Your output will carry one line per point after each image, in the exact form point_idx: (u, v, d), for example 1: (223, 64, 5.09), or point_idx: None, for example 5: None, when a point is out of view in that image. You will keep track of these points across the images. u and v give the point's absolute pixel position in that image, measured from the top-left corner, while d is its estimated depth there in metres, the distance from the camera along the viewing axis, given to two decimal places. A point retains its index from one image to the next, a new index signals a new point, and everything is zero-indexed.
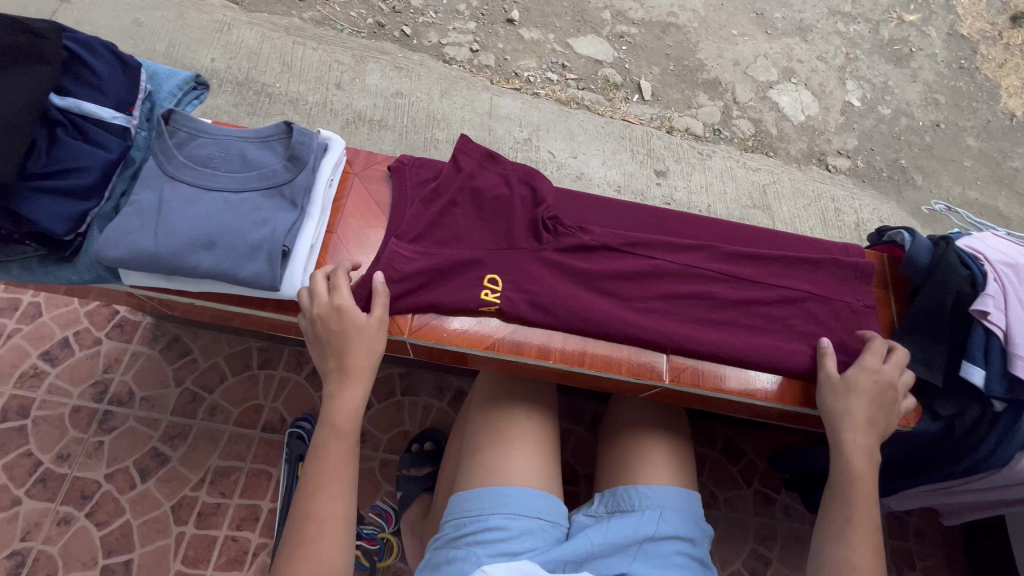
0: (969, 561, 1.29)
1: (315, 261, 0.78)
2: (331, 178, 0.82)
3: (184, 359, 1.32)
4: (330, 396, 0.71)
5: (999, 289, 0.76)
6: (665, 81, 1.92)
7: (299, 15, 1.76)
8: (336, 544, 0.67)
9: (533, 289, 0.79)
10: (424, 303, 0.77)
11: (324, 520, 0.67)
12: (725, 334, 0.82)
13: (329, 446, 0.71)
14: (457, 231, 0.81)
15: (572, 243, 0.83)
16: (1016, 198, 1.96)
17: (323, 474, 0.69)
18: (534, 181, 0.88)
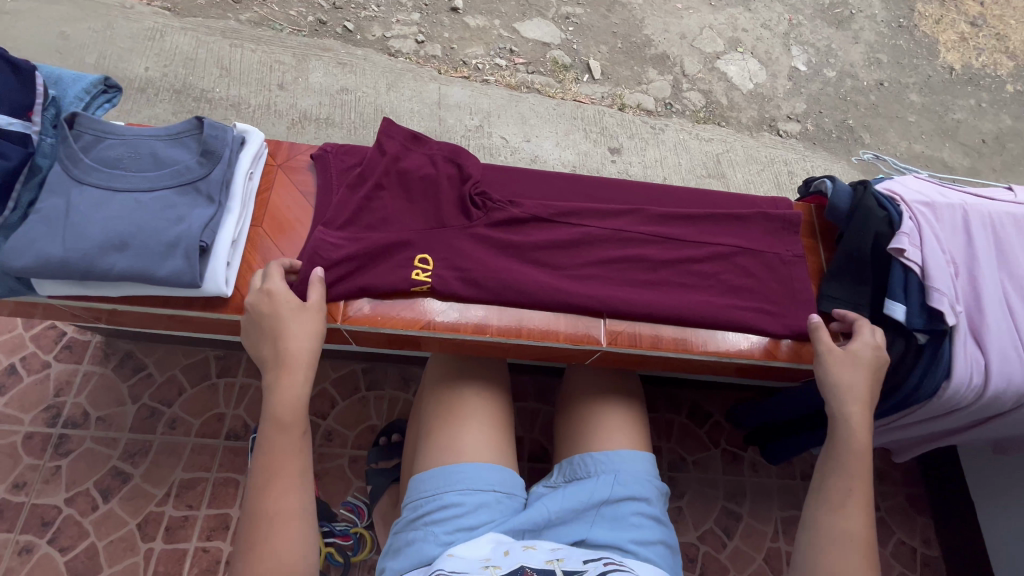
0: (930, 497, 1.33)
1: (241, 253, 0.81)
2: (249, 170, 0.84)
3: (139, 375, 1.29)
4: (270, 388, 0.71)
5: (914, 226, 0.83)
6: (613, 59, 1.93)
7: (234, 16, 1.71)
8: (293, 540, 0.64)
9: (465, 266, 0.83)
10: (355, 287, 0.81)
11: (279, 517, 0.65)
12: (655, 293, 0.87)
13: (274, 440, 0.69)
14: (387, 215, 0.85)
15: (502, 217, 0.87)
16: (960, 149, 2.02)
17: (272, 469, 0.67)
18: (460, 158, 0.92)
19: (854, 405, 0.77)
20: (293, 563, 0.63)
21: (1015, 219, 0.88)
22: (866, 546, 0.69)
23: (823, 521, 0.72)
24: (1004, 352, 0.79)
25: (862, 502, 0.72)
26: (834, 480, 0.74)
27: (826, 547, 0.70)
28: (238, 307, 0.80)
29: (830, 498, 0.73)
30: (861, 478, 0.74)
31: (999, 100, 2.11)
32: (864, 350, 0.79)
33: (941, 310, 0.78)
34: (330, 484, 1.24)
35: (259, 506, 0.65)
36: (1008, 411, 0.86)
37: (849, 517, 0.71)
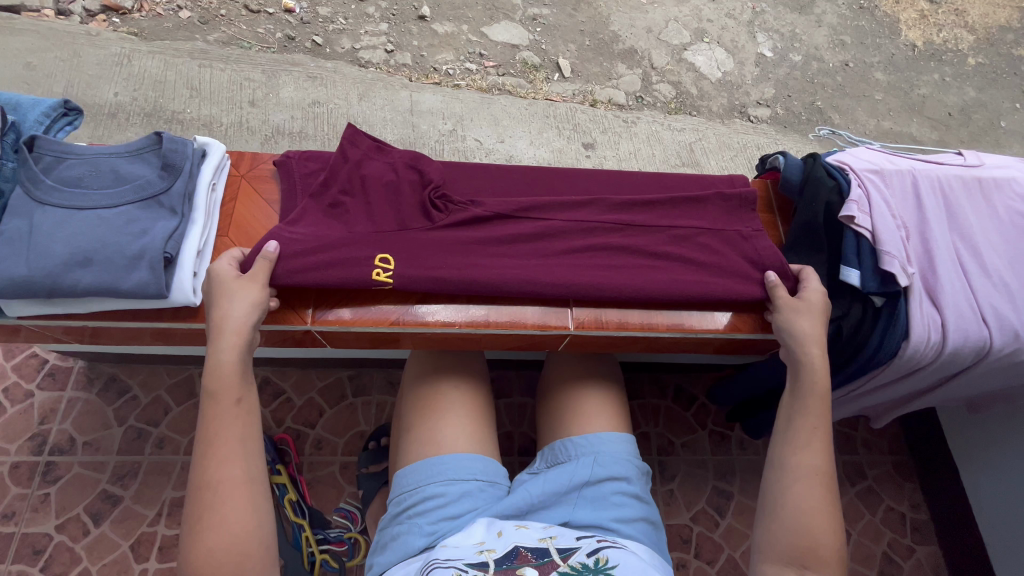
0: (916, 462, 1.36)
1: (209, 262, 0.83)
2: (211, 181, 0.86)
3: (125, 397, 1.29)
4: (209, 353, 0.71)
5: (862, 194, 0.89)
6: (582, 56, 1.96)
7: (203, 37, 1.72)
8: (238, 511, 0.65)
9: (430, 265, 0.85)
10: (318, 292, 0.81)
11: (222, 488, 0.65)
12: (621, 274, 0.89)
13: (216, 412, 0.70)
14: (349, 220, 0.87)
15: (463, 217, 0.89)
16: (927, 123, 2.07)
17: (213, 442, 0.68)
18: (420, 162, 0.93)
19: (814, 349, 0.81)
20: (240, 533, 0.64)
21: (961, 183, 0.93)
22: (827, 479, 0.72)
23: (791, 460, 0.74)
24: (957, 308, 0.83)
25: (824, 440, 0.75)
26: (801, 422, 0.77)
27: (795, 485, 0.72)
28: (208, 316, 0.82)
29: (801, 437, 0.75)
30: (822, 416, 0.77)
31: (962, 74, 2.16)
32: (815, 297, 0.85)
33: (893, 272, 0.82)
34: (322, 491, 1.24)
35: (202, 480, 0.66)
36: (972, 367, 0.88)
37: (810, 455, 0.74)
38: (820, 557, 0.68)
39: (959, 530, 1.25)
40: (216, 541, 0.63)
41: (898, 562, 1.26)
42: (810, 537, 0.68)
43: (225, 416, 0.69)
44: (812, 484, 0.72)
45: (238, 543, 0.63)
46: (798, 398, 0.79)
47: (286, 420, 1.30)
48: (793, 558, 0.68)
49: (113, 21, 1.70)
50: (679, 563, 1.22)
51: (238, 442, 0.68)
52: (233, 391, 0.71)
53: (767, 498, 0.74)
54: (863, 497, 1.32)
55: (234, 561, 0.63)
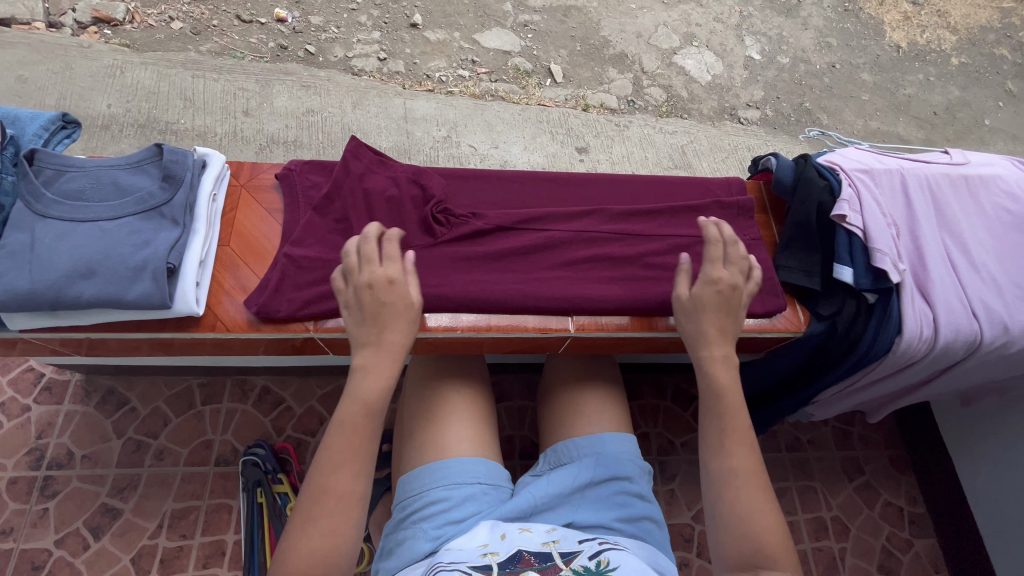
0: (912, 457, 1.38)
1: (210, 273, 0.83)
2: (212, 191, 0.87)
3: (123, 409, 1.29)
4: (363, 366, 0.73)
5: (853, 193, 0.90)
6: (574, 61, 1.98)
7: (195, 48, 1.73)
8: (329, 532, 0.64)
9: (434, 283, 0.85)
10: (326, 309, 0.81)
11: (326, 500, 0.65)
12: (621, 287, 0.90)
13: (347, 416, 0.71)
14: (352, 238, 0.86)
15: (465, 231, 0.89)
16: (914, 122, 2.10)
17: (330, 453, 0.68)
18: (423, 177, 0.92)
19: (707, 351, 0.81)
20: (323, 552, 0.63)
21: (948, 180, 0.96)
22: (756, 475, 0.72)
23: (714, 463, 0.73)
24: (949, 304, 0.85)
25: (743, 437, 0.75)
26: (712, 429, 0.76)
27: (723, 491, 0.71)
28: (210, 325, 0.82)
29: (716, 441, 0.75)
30: (737, 415, 0.76)
31: (946, 73, 2.20)
32: (704, 295, 0.82)
33: (885, 268, 0.84)
34: None
35: (311, 484, 0.66)
36: (962, 360, 0.90)
37: (735, 455, 0.73)
38: (774, 555, 0.66)
39: (956, 523, 1.27)
40: (300, 551, 0.63)
41: (897, 556, 1.28)
42: (758, 538, 0.67)
43: (345, 431, 0.69)
44: (743, 483, 0.71)
45: (317, 561, 0.63)
46: (708, 405, 0.78)
47: (287, 429, 1.31)
48: (745, 562, 0.66)
49: (105, 32, 1.70)
50: (682, 562, 1.22)
51: (354, 458, 0.68)
52: (364, 413, 0.71)
53: (711, 506, 0.72)
54: (861, 493, 1.33)
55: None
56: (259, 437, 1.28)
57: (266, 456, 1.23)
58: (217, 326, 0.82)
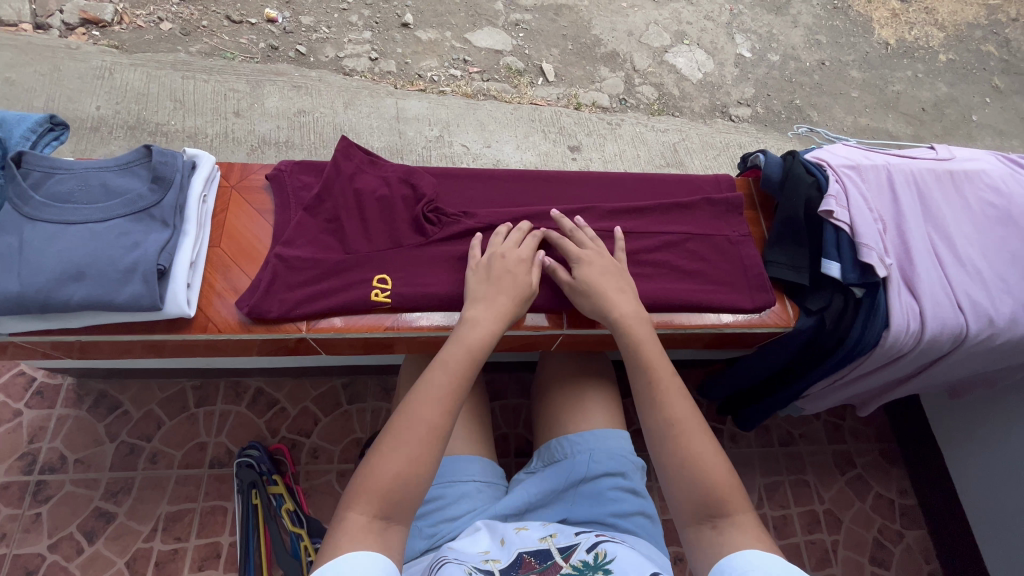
0: (903, 449, 1.39)
1: (202, 274, 0.83)
2: (203, 193, 0.86)
3: (116, 413, 1.28)
4: (473, 316, 0.78)
5: (839, 189, 0.92)
6: (565, 60, 1.98)
7: (185, 49, 1.72)
8: (411, 461, 0.66)
9: (427, 283, 0.85)
10: (318, 309, 0.81)
11: (416, 429, 0.68)
12: None
13: (445, 358, 0.74)
14: (344, 237, 0.86)
15: (456, 230, 0.89)
16: (902, 119, 2.13)
17: (427, 388, 0.71)
18: (414, 176, 0.92)
19: (617, 313, 0.82)
20: (401, 478, 0.65)
21: (934, 176, 0.97)
22: (695, 422, 0.72)
23: (653, 419, 0.74)
24: (935, 298, 0.86)
25: (674, 388, 0.75)
26: (644, 385, 0.77)
27: (666, 444, 0.71)
28: (202, 326, 0.82)
29: (649, 398, 0.75)
30: (665, 369, 0.77)
31: (934, 70, 2.23)
32: (591, 271, 0.85)
33: (871, 262, 0.85)
34: (320, 500, 1.26)
35: (404, 412, 0.69)
36: (950, 353, 0.91)
37: (672, 406, 0.73)
38: (725, 497, 0.67)
39: (946, 513, 1.28)
40: (382, 471, 0.65)
41: (888, 547, 1.29)
42: (709, 483, 0.68)
43: (445, 371, 0.72)
44: (684, 432, 0.71)
45: (393, 484, 0.65)
46: (634, 363, 0.79)
47: (281, 430, 1.31)
48: (701, 509, 0.67)
49: (93, 34, 1.69)
50: (676, 556, 1.23)
51: (447, 396, 0.70)
52: (464, 358, 0.73)
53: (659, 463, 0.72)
54: (852, 485, 1.35)
55: (382, 500, 0.64)
56: (254, 438, 1.28)
57: (260, 458, 1.22)
58: (209, 327, 0.81)
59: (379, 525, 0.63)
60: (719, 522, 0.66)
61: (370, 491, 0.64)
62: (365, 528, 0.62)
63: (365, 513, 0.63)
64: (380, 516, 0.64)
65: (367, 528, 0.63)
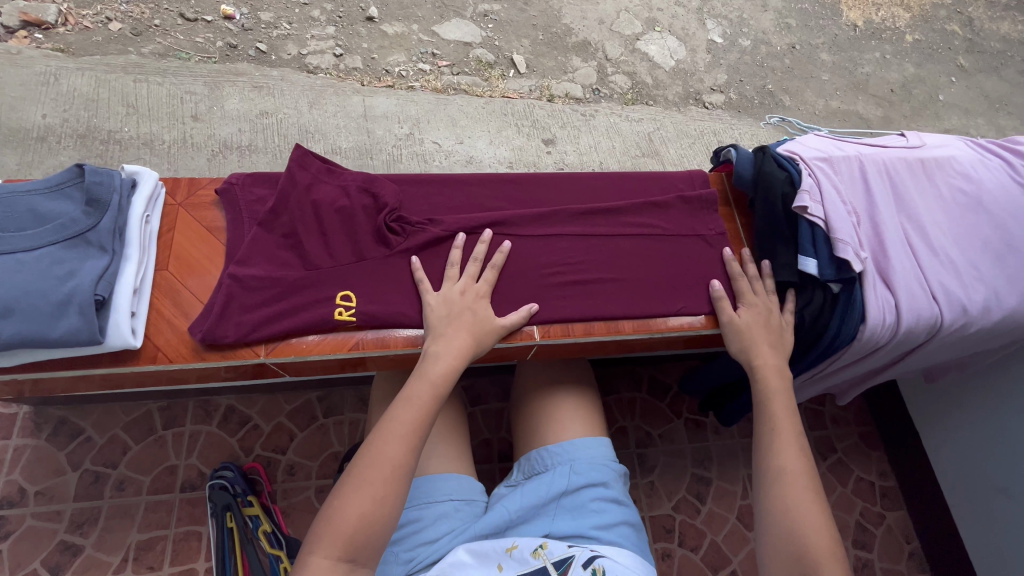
0: (881, 432, 1.41)
1: (148, 300, 0.78)
2: (145, 213, 0.81)
3: (78, 440, 1.22)
4: (436, 348, 0.77)
5: (812, 183, 0.90)
6: (536, 51, 1.94)
7: (137, 50, 1.63)
8: (375, 501, 0.67)
9: (393, 299, 0.82)
10: (276, 332, 0.77)
11: (380, 468, 0.69)
12: (587, 291, 0.89)
13: (411, 392, 0.74)
14: (303, 253, 0.82)
15: (422, 239, 0.85)
16: (872, 100, 2.14)
17: (392, 425, 0.72)
18: (375, 185, 0.88)
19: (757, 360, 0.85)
20: (365, 518, 0.66)
21: (905, 164, 0.96)
22: (806, 481, 0.75)
23: (767, 466, 0.78)
24: (910, 289, 0.86)
25: (795, 442, 0.79)
26: (764, 431, 0.81)
27: (771, 491, 0.75)
28: (151, 356, 0.77)
29: (767, 446, 0.79)
30: (787, 421, 0.81)
31: (902, 51, 2.24)
32: (746, 319, 0.87)
33: (847, 258, 0.84)
34: (299, 519, 1.22)
35: (368, 451, 0.70)
36: (926, 343, 0.91)
37: (786, 457, 0.77)
38: (817, 556, 0.69)
39: (924, 492, 1.31)
40: (346, 513, 0.66)
41: (870, 530, 1.31)
42: (803, 537, 0.70)
43: (410, 408, 0.73)
44: (793, 485, 0.74)
45: (358, 525, 0.66)
46: (761, 411, 0.83)
47: (255, 448, 1.27)
48: (792, 562, 0.70)
49: (36, 37, 1.59)
50: (664, 553, 1.23)
51: (411, 433, 0.71)
52: (429, 394, 0.74)
53: (761, 510, 0.75)
54: (834, 471, 1.36)
55: (345, 543, 0.65)
56: (227, 459, 1.23)
57: (234, 479, 1.18)
58: (158, 357, 0.77)
59: (344, 568, 0.65)
60: None
61: (335, 533, 0.65)
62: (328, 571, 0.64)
63: (329, 556, 0.64)
64: (344, 558, 0.65)
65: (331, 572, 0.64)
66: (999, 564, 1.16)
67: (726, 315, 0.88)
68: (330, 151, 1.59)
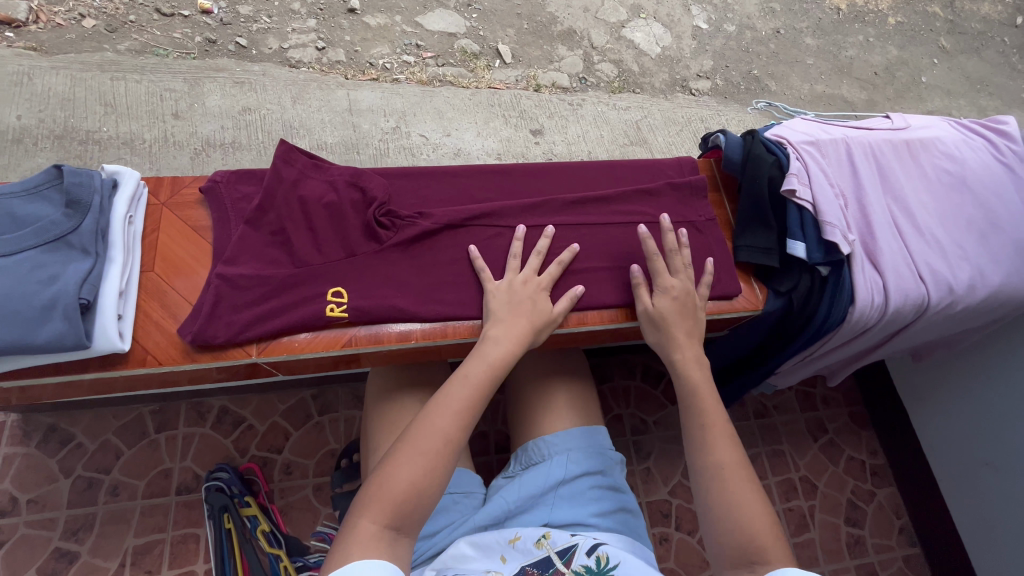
0: (871, 410, 1.44)
1: (134, 303, 0.77)
2: (128, 214, 0.79)
3: (69, 446, 1.20)
4: (494, 337, 0.78)
5: (800, 166, 0.91)
6: (522, 40, 1.92)
7: (113, 47, 1.59)
8: (425, 471, 0.66)
9: (384, 294, 0.81)
10: (268, 331, 0.76)
11: (433, 439, 0.68)
12: (580, 282, 0.88)
13: (467, 371, 0.74)
14: (291, 250, 0.80)
15: (412, 232, 0.84)
16: (857, 84, 2.15)
17: (446, 400, 0.71)
18: (362, 179, 0.87)
19: (673, 353, 0.84)
20: (415, 488, 0.65)
21: (891, 146, 0.97)
22: (742, 470, 0.72)
23: (699, 461, 0.75)
24: (897, 269, 0.87)
25: (725, 434, 0.76)
26: (695, 427, 0.78)
27: (709, 485, 0.72)
28: (141, 360, 0.76)
29: (696, 440, 0.77)
30: (717, 414, 0.78)
31: (884, 33, 2.25)
32: (665, 305, 0.85)
33: (835, 240, 0.85)
34: (297, 517, 1.22)
35: (422, 422, 0.69)
36: (913, 322, 0.92)
37: (719, 451, 0.74)
38: (765, 546, 0.66)
39: (913, 469, 1.33)
40: (397, 480, 0.65)
41: (861, 507, 1.34)
42: (746, 530, 0.68)
43: (466, 385, 0.72)
44: (729, 478, 0.72)
45: (408, 494, 0.64)
46: (689, 406, 0.80)
47: (251, 448, 1.26)
48: (739, 554, 0.67)
49: (5, 35, 1.54)
50: (661, 536, 1.25)
51: (466, 409, 0.71)
52: (486, 374, 0.74)
53: (702, 504, 0.73)
54: (825, 451, 1.38)
55: (393, 510, 0.63)
56: (222, 461, 1.22)
57: (230, 479, 1.18)
58: (148, 360, 0.75)
59: (389, 536, 0.62)
60: (757, 569, 0.65)
61: (384, 500, 0.63)
62: (373, 537, 0.61)
63: (375, 521, 0.62)
64: (391, 525, 0.63)
65: (376, 538, 0.62)
66: (986, 536, 1.19)
67: (642, 299, 0.86)
68: (316, 146, 1.57)
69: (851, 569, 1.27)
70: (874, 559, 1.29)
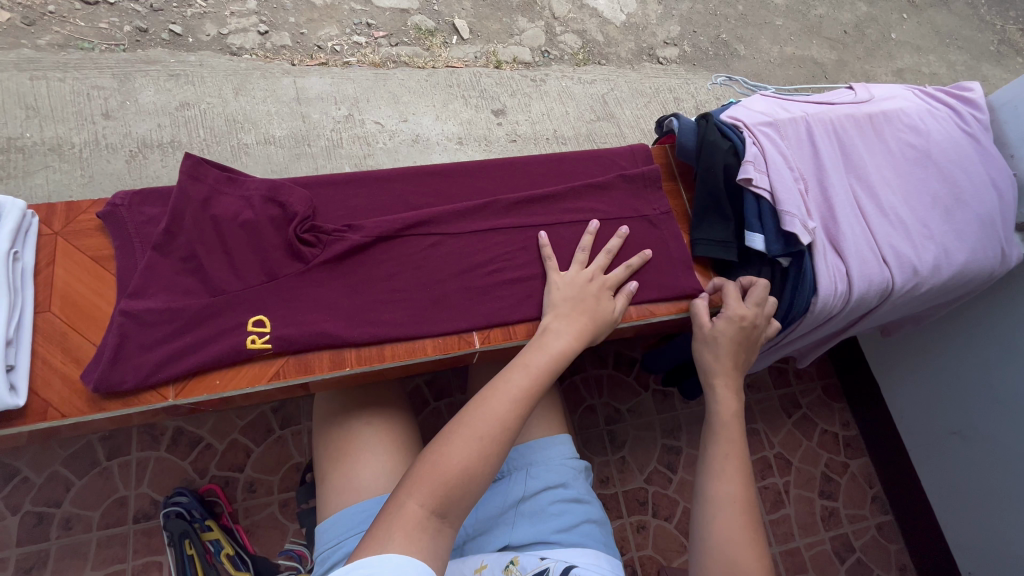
0: (843, 381, 1.43)
1: (27, 351, 0.71)
2: (12, 250, 0.73)
3: (14, 482, 1.13)
4: (551, 330, 0.75)
5: (755, 151, 0.86)
6: (479, 13, 1.81)
7: (32, 42, 1.44)
8: (479, 457, 0.62)
9: (312, 319, 0.76)
10: (182, 370, 0.71)
11: (489, 424, 0.64)
12: (525, 288, 0.83)
13: (527, 360, 0.71)
14: (207, 278, 0.75)
15: (340, 249, 0.78)
16: (826, 43, 2.08)
17: (507, 386, 0.68)
18: (282, 194, 0.80)
19: (721, 381, 0.81)
20: (467, 474, 0.61)
21: (852, 121, 0.92)
22: (746, 505, 0.71)
23: (708, 488, 0.73)
24: (861, 254, 0.84)
25: (739, 466, 0.75)
26: (716, 453, 0.77)
27: (706, 514, 0.71)
28: (41, 412, 0.70)
29: (712, 466, 0.75)
30: (735, 443, 0.77)
31: None
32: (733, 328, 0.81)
33: (794, 232, 0.82)
34: (264, 535, 1.18)
35: (482, 404, 0.66)
36: (879, 305, 0.89)
37: (725, 484, 0.73)
38: None
39: (884, 439, 1.34)
40: (449, 461, 0.61)
41: (835, 479, 1.34)
42: (735, 563, 0.66)
43: (527, 373, 0.69)
44: (736, 509, 0.70)
45: (460, 478, 0.61)
46: (714, 430, 0.79)
47: (210, 469, 1.20)
48: None
49: None
50: (639, 524, 1.24)
51: (524, 397, 0.67)
52: (548, 365, 0.71)
53: (696, 531, 0.72)
54: (800, 427, 1.37)
55: (443, 494, 0.59)
56: (178, 486, 1.17)
57: (190, 503, 1.13)
58: (49, 412, 0.70)
59: (432, 525, 0.58)
60: None
61: (434, 481, 0.60)
62: (419, 521, 0.57)
63: (422, 505, 0.58)
64: (437, 511, 0.59)
65: (421, 524, 0.57)
66: (956, 501, 1.20)
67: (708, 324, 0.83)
68: (263, 141, 1.46)
69: (825, 541, 1.28)
70: (848, 530, 1.29)
